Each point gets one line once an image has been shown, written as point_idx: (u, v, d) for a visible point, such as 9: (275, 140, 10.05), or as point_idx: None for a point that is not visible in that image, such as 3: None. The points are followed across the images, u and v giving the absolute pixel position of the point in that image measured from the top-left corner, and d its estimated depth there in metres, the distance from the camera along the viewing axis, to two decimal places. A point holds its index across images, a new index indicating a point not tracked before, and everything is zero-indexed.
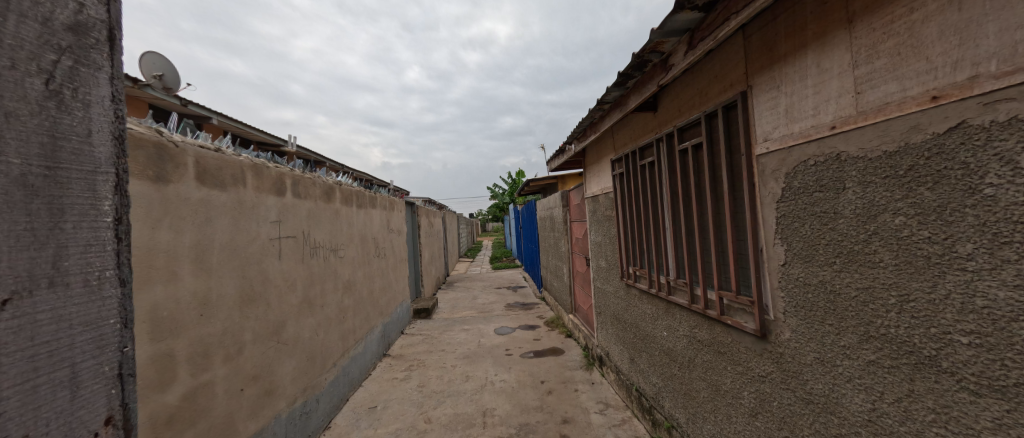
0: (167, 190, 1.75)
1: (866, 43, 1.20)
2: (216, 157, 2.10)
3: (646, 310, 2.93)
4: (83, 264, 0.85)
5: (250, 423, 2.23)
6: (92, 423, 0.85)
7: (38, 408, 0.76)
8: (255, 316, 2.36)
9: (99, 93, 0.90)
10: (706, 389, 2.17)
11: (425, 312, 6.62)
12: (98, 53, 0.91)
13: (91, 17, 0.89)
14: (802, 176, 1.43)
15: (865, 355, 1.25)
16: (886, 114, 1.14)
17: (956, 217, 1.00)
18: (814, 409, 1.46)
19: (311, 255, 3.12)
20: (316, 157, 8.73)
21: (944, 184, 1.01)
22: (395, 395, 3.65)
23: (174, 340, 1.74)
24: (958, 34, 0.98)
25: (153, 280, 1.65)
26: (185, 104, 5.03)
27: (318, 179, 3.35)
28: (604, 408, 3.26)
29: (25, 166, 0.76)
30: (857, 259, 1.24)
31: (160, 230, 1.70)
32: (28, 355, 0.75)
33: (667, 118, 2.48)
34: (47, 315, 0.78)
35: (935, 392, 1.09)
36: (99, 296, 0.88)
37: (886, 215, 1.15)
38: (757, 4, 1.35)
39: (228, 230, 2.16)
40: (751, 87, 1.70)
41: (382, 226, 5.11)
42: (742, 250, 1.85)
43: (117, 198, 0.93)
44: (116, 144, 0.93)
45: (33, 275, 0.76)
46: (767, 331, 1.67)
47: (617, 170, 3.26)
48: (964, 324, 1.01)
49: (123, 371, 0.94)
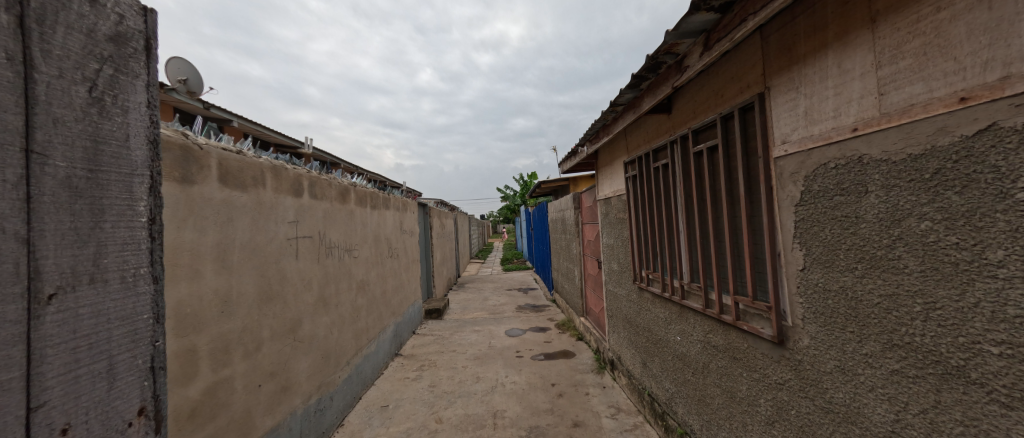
0: (192, 190, 1.82)
1: (890, 43, 1.17)
2: (238, 159, 2.17)
3: (659, 314, 2.90)
4: (121, 262, 0.89)
5: (267, 419, 2.29)
6: (127, 413, 0.90)
7: (78, 397, 0.81)
8: (273, 314, 2.42)
9: (136, 99, 0.95)
10: (721, 396, 2.13)
11: (436, 312, 6.66)
12: (136, 62, 0.96)
13: (130, 28, 0.94)
14: (822, 179, 1.40)
15: (889, 363, 1.22)
16: (910, 116, 1.12)
17: (987, 222, 0.97)
18: (834, 419, 1.43)
19: (327, 254, 3.18)
20: (332, 158, 8.92)
21: (974, 187, 0.99)
22: (407, 395, 3.69)
23: (197, 336, 1.80)
24: (988, 33, 0.96)
25: (178, 278, 1.71)
26: (207, 108, 5.23)
27: (334, 180, 3.42)
28: (615, 412, 3.24)
29: (69, 169, 0.80)
30: (880, 265, 1.21)
31: (185, 229, 1.76)
32: (71, 347, 0.80)
33: (681, 120, 2.46)
34: (88, 309, 0.83)
35: (963, 403, 1.05)
36: (134, 292, 0.92)
37: (911, 220, 1.12)
38: (775, 5, 1.34)
39: (248, 229, 2.22)
40: (769, 88, 1.68)
41: (395, 227, 5.19)
42: (759, 254, 1.83)
43: (151, 199, 0.97)
44: (151, 148, 0.98)
45: (76, 271, 0.80)
46: (785, 337, 1.64)
47: (630, 172, 3.24)
48: (994, 333, 0.98)
49: (155, 364, 0.98)
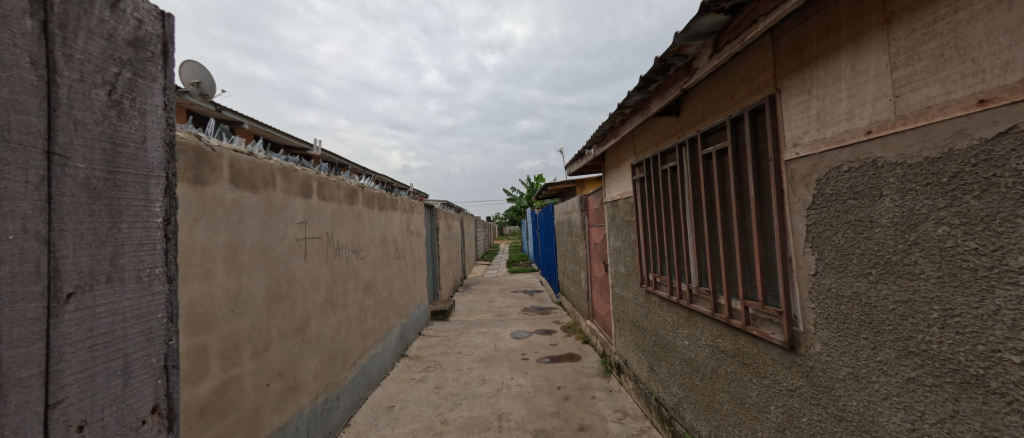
0: (204, 191, 1.85)
1: (906, 45, 1.15)
2: (249, 160, 2.20)
3: (666, 317, 2.88)
4: (137, 261, 0.91)
5: (275, 417, 2.32)
6: (141, 410, 0.91)
7: (94, 395, 0.82)
8: (281, 314, 2.43)
9: (153, 102, 0.97)
10: (729, 401, 2.11)
11: (442, 314, 6.69)
12: (153, 65, 0.98)
13: (148, 32, 0.97)
14: (834, 182, 1.38)
15: (905, 371, 1.20)
16: (927, 119, 1.10)
17: (1007, 228, 0.94)
18: (847, 427, 1.40)
19: (335, 255, 3.21)
20: (341, 160, 9.07)
21: (993, 192, 0.97)
22: (413, 396, 3.70)
23: (208, 335, 1.83)
24: (1009, 34, 0.93)
25: (190, 278, 1.74)
26: (219, 110, 5.37)
27: (344, 181, 3.46)
28: (621, 417, 3.21)
29: (89, 170, 0.82)
30: (895, 271, 1.19)
31: (197, 229, 1.79)
32: (88, 345, 0.81)
33: (690, 122, 2.43)
34: (105, 308, 0.84)
35: (983, 414, 1.03)
36: (149, 291, 0.94)
37: (927, 224, 1.10)
38: (786, 7, 1.32)
39: (258, 230, 2.25)
40: (780, 90, 1.66)
41: (402, 229, 5.23)
42: (769, 258, 1.80)
43: (167, 200, 0.99)
44: (166, 150, 1.00)
45: (94, 271, 0.82)
46: (797, 343, 1.62)
47: (638, 175, 3.22)
48: (1015, 342, 0.95)
49: (168, 363, 1.00)
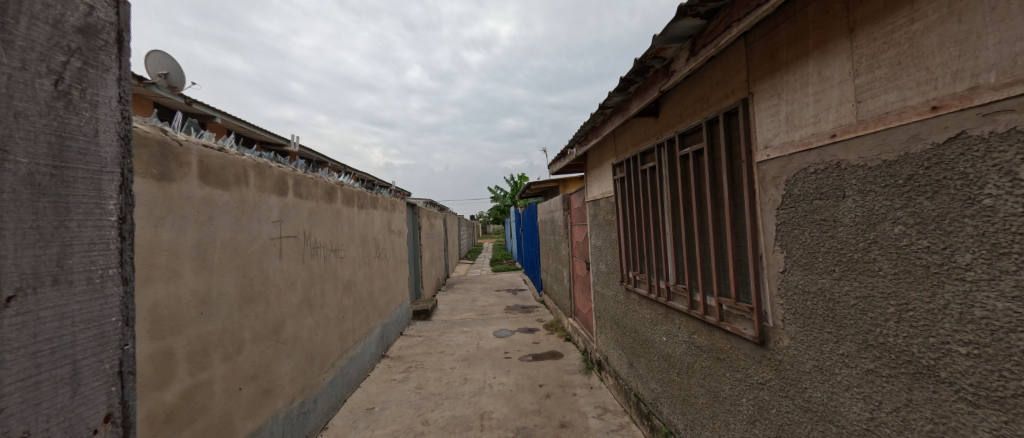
0: (170, 188, 1.76)
1: (867, 53, 1.21)
2: (219, 156, 2.11)
3: (645, 314, 2.93)
4: (88, 262, 0.86)
5: (248, 422, 2.24)
6: (92, 420, 0.86)
7: (38, 404, 0.77)
8: (254, 315, 2.36)
9: (106, 94, 0.92)
10: (704, 395, 2.16)
11: (424, 313, 6.62)
12: (106, 55, 0.92)
13: (101, 19, 0.91)
14: (802, 183, 1.43)
15: (864, 363, 1.25)
16: (886, 124, 1.15)
17: (956, 227, 1.00)
18: (812, 417, 1.46)
19: (312, 254, 3.13)
20: (320, 157, 8.84)
21: (943, 193, 1.02)
22: (393, 397, 3.65)
23: (174, 338, 1.75)
24: (958, 44, 0.99)
25: (154, 279, 1.66)
26: (189, 103, 5.14)
27: (321, 179, 3.37)
28: (602, 413, 3.26)
29: (31, 166, 0.77)
30: (856, 268, 1.25)
31: (162, 228, 1.71)
32: (31, 352, 0.76)
33: (668, 123, 2.48)
34: (51, 312, 0.79)
35: (933, 402, 1.09)
36: (101, 294, 0.89)
37: (886, 224, 1.15)
38: (757, 13, 1.36)
39: (229, 228, 2.16)
40: (752, 93, 1.71)
41: (383, 228, 5.14)
42: (742, 256, 1.86)
43: (122, 197, 0.94)
44: (122, 144, 0.95)
45: (38, 272, 0.77)
46: (766, 338, 1.67)
47: (618, 174, 3.26)
48: (962, 334, 1.01)
49: (124, 369, 0.94)
